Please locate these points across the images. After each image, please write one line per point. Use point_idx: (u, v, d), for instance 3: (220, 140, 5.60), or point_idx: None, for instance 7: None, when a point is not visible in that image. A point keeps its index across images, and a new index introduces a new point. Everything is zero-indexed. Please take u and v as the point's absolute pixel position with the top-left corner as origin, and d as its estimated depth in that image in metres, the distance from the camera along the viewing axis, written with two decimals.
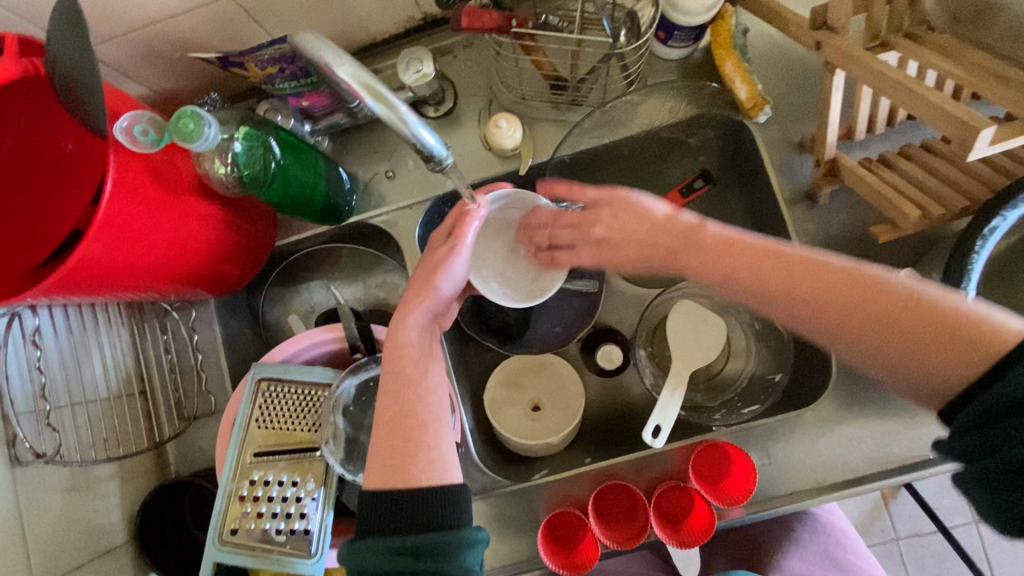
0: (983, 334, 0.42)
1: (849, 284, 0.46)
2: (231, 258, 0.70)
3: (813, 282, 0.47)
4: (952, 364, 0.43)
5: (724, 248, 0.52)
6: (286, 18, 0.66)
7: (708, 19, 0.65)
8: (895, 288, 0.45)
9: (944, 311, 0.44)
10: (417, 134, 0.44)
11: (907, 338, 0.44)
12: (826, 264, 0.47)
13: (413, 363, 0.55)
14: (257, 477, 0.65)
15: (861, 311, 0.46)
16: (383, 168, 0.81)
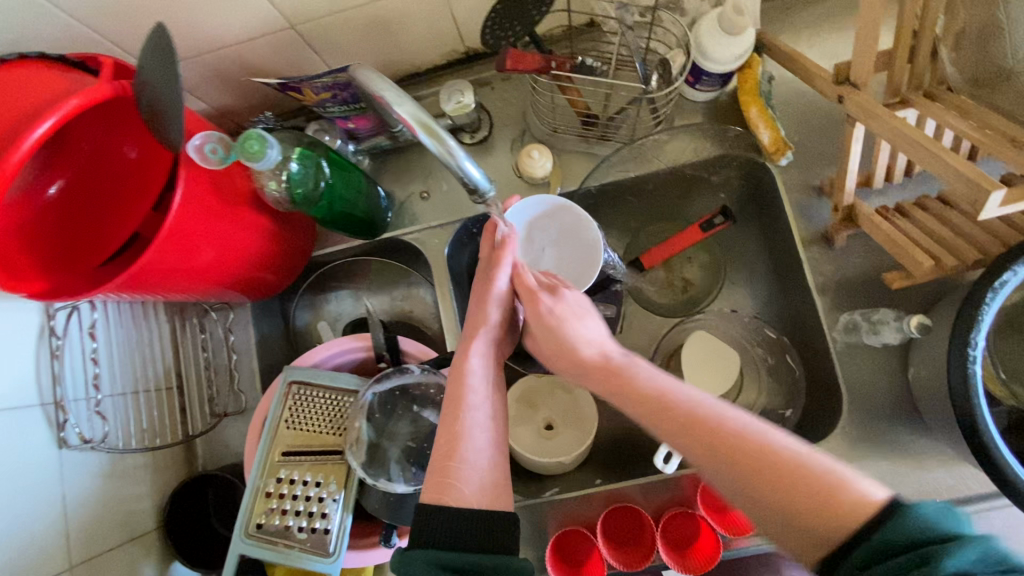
0: (840, 504, 0.41)
1: (719, 436, 0.46)
2: (270, 265, 0.75)
3: (682, 425, 0.48)
4: (802, 527, 0.42)
5: (605, 378, 0.54)
6: (341, 47, 0.72)
7: (736, 66, 0.68)
8: (762, 445, 0.45)
9: (811, 471, 0.43)
10: (464, 167, 0.48)
11: (745, 488, 0.44)
12: (687, 412, 0.48)
13: (467, 392, 0.58)
14: (284, 475, 0.68)
15: (725, 464, 0.46)
16: (419, 188, 0.86)
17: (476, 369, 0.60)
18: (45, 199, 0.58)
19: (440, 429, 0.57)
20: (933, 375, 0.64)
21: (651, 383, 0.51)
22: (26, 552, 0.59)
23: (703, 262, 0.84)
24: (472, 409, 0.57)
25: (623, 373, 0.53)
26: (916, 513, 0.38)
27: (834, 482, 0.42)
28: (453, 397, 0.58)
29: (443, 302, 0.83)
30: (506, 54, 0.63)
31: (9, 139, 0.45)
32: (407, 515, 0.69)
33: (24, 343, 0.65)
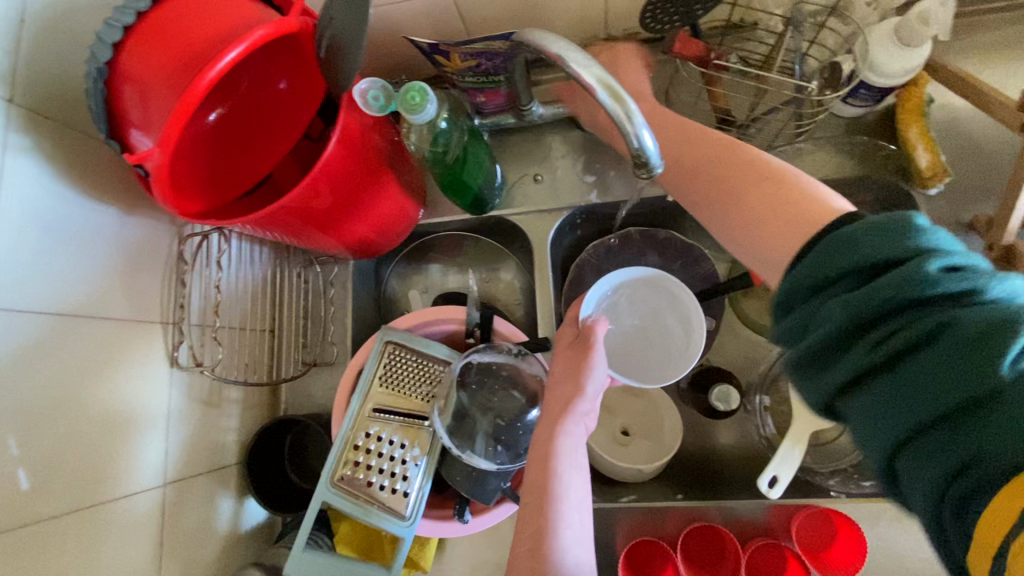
0: (815, 211, 0.48)
1: (769, 182, 0.53)
2: (382, 226, 0.76)
3: (756, 207, 0.53)
4: (782, 246, 0.49)
5: (719, 170, 0.58)
6: (487, 19, 0.72)
7: (902, 81, 0.65)
8: (765, 174, 0.54)
9: (814, 200, 0.49)
10: (640, 136, 0.46)
11: (777, 238, 0.49)
12: (793, 181, 0.52)
13: (557, 471, 0.56)
14: (372, 431, 0.68)
15: (733, 180, 0.56)
16: (531, 171, 0.85)
17: (567, 446, 0.58)
18: (206, 125, 0.60)
19: (524, 509, 0.56)
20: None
21: (714, 145, 0.60)
22: (131, 462, 0.62)
23: None
24: (564, 493, 0.55)
25: (731, 167, 0.57)
26: (882, 261, 0.39)
27: (817, 212, 0.48)
28: (539, 485, 0.56)
29: (541, 288, 0.82)
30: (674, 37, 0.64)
31: (202, 60, 0.46)
32: (487, 494, 0.68)
33: (155, 264, 0.67)
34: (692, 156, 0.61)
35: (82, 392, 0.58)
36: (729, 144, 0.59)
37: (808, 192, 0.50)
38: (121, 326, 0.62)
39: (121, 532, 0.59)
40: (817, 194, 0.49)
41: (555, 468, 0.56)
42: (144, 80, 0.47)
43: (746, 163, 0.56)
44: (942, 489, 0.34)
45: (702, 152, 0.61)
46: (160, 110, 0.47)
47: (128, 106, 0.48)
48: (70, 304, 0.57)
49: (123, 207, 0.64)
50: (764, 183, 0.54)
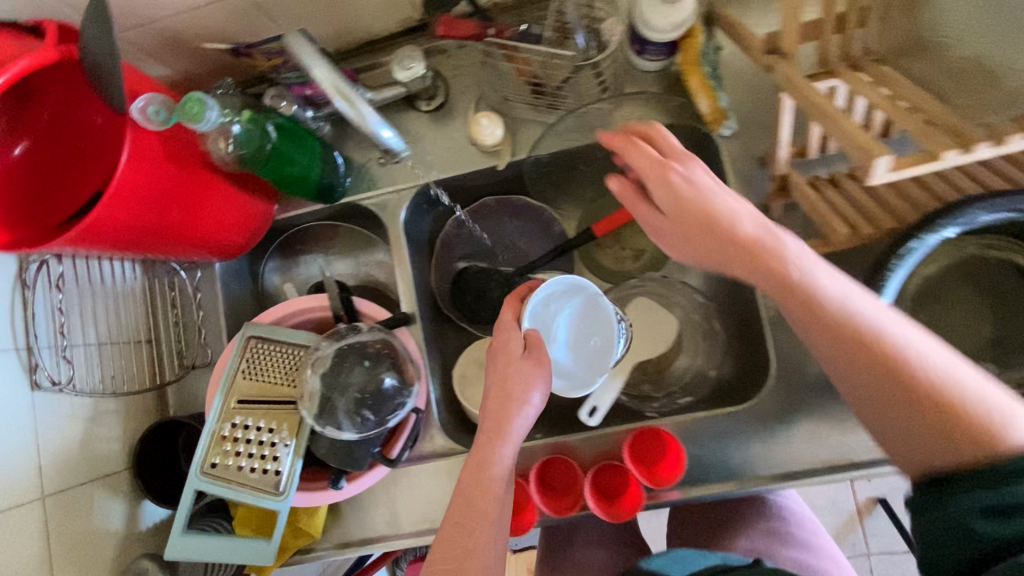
0: (983, 432, 0.41)
1: (873, 346, 0.44)
2: (232, 227, 0.80)
3: (858, 356, 0.45)
4: (931, 450, 0.43)
5: (804, 305, 0.46)
6: (291, 14, 0.73)
7: (675, 35, 0.69)
8: (735, 235, 0.48)
9: (969, 412, 0.42)
10: (379, 132, 0.66)
11: (935, 440, 0.43)
12: (874, 335, 0.44)
13: (494, 483, 0.56)
14: (238, 420, 0.74)
15: (715, 235, 0.49)
16: (377, 154, 0.88)
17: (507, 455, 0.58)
18: (10, 160, 0.62)
19: (450, 518, 0.55)
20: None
21: (694, 185, 0.50)
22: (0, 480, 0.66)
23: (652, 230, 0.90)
24: (495, 501, 0.55)
25: (810, 297, 0.46)
26: None
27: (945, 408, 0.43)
28: (471, 493, 0.56)
29: (399, 266, 0.87)
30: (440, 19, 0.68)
31: None
32: (358, 462, 0.74)
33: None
34: (697, 245, 0.51)
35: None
36: (737, 239, 0.48)
37: (977, 402, 0.42)
38: None
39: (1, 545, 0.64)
40: (947, 377, 0.43)
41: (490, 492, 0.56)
42: None
43: (840, 307, 0.45)
44: None
45: (722, 250, 0.49)
46: None
47: None
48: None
49: None
50: (816, 293, 0.46)
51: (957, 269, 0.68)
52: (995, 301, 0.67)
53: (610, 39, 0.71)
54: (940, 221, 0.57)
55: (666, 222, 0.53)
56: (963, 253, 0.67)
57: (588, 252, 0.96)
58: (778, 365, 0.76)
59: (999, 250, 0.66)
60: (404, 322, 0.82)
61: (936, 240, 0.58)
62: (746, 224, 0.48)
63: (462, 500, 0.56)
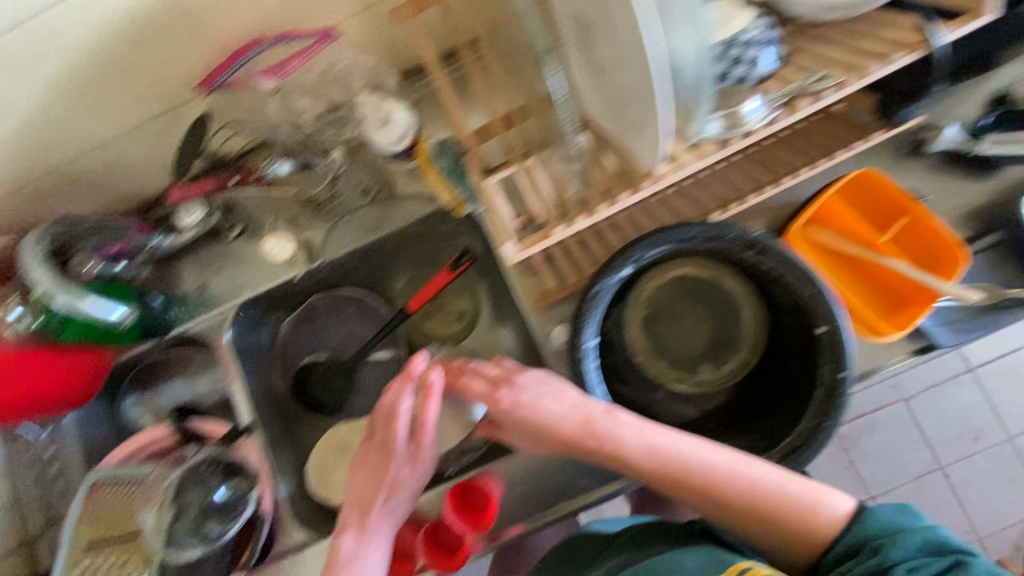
0: (817, 519, 0.58)
1: (710, 486, 0.61)
2: (72, 381, 0.88)
3: (708, 499, 0.61)
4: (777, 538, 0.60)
5: (648, 468, 0.63)
6: (80, 191, 0.85)
7: (401, 146, 0.79)
8: (648, 471, 0.63)
9: (796, 507, 0.59)
10: (95, 310, 0.83)
11: (778, 530, 0.60)
12: (725, 477, 0.61)
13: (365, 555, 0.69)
14: (88, 564, 0.82)
15: (603, 457, 0.65)
16: (197, 284, 0.98)
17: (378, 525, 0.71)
18: None
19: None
20: (609, 368, 0.77)
21: (538, 417, 0.67)
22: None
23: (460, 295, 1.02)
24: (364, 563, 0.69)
25: (657, 465, 0.63)
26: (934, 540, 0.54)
27: (789, 512, 0.59)
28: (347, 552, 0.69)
29: (234, 380, 0.94)
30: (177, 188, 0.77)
31: None
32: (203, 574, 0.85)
33: None
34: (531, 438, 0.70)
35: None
36: (580, 439, 0.66)
37: (782, 485, 0.59)
38: None
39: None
40: (783, 490, 0.59)
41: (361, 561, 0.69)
42: None
43: (687, 469, 0.62)
44: None
45: (554, 441, 0.68)
46: None
47: None
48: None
49: None
50: (620, 456, 0.64)
51: (682, 285, 0.78)
52: (715, 309, 0.78)
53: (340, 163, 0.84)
54: (614, 266, 0.69)
55: (521, 440, 0.73)
56: (682, 271, 0.77)
57: (418, 322, 1.06)
58: None
59: (705, 266, 0.76)
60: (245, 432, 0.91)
61: (617, 279, 0.70)
62: (572, 420, 0.66)
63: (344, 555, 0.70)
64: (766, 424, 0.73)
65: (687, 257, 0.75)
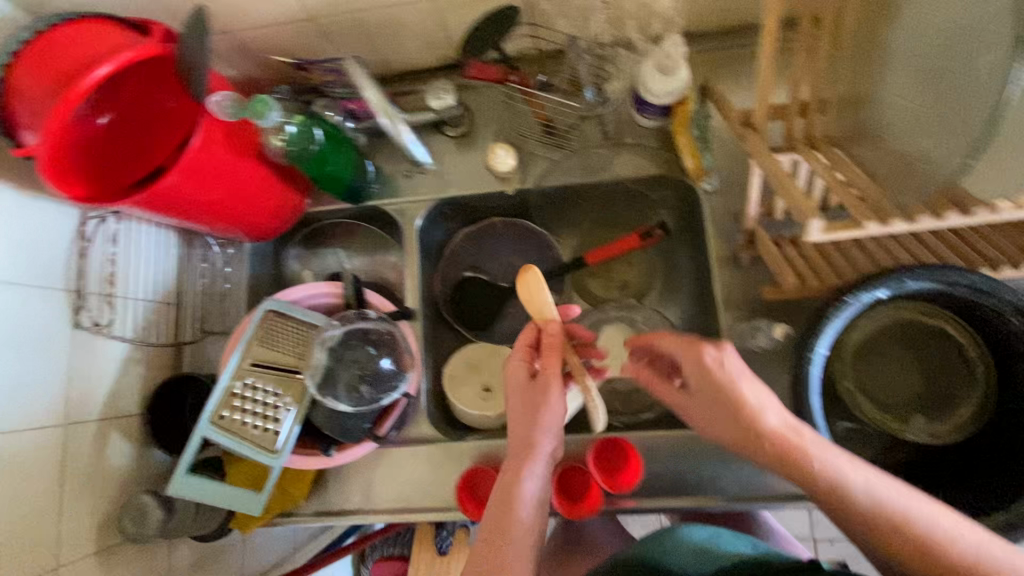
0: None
1: (748, 417, 0.55)
2: (263, 210, 0.88)
3: (729, 408, 0.56)
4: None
5: (760, 443, 0.56)
6: (345, 44, 0.87)
7: (669, 101, 0.81)
8: (881, 522, 0.53)
9: (939, 537, 0.51)
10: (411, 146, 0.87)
11: (870, 510, 0.53)
12: (812, 463, 0.54)
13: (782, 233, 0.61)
14: (250, 380, 0.83)
15: (889, 527, 0.52)
16: (403, 167, 1.01)
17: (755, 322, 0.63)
18: (94, 127, 0.70)
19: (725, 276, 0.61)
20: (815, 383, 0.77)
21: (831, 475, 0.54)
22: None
23: (641, 267, 1.03)
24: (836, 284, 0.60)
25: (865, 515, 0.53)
26: None
27: (827, 482, 0.54)
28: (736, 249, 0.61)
29: (409, 266, 0.98)
30: (472, 64, 0.78)
31: (73, 75, 0.58)
32: (350, 433, 0.84)
33: (60, 241, 0.78)
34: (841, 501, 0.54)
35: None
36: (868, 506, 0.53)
37: (969, 571, 0.49)
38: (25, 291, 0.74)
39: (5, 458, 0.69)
40: None
41: (532, 453, 0.65)
42: (27, 89, 0.59)
43: (895, 543, 0.52)
44: None
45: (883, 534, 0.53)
46: (40, 116, 0.59)
47: (17, 110, 0.60)
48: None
49: (23, 188, 0.75)
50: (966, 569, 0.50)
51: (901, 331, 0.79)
52: (921, 363, 0.79)
53: (610, 95, 0.86)
54: (874, 283, 0.67)
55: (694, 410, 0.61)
56: (907, 315, 0.76)
57: (581, 280, 1.03)
58: None
59: (929, 316, 0.75)
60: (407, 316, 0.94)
61: (871, 298, 0.68)
62: (910, 514, 0.52)
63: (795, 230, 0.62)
64: (978, 486, 0.69)
65: (929, 303, 0.74)
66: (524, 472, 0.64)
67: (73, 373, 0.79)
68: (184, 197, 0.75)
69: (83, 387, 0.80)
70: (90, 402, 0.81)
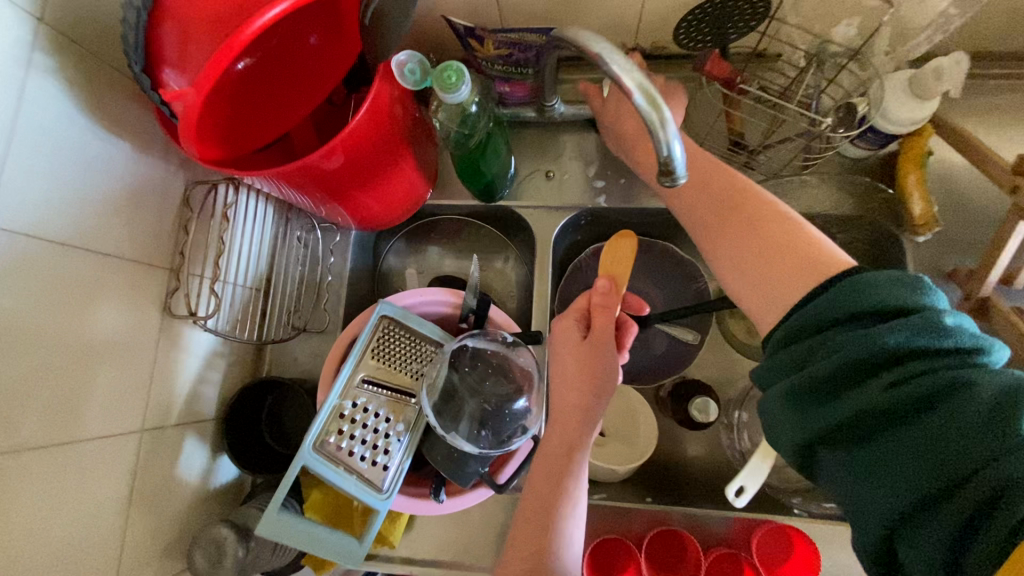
0: (832, 265, 0.49)
1: (739, 203, 0.59)
2: (393, 197, 0.74)
3: (717, 198, 0.61)
4: (798, 293, 0.49)
5: (745, 206, 0.58)
6: (517, 14, 0.73)
7: (908, 131, 0.67)
8: (788, 226, 0.54)
9: (822, 246, 0.51)
10: (670, 143, 0.44)
11: (780, 256, 0.52)
12: (781, 224, 0.55)
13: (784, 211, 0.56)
14: (360, 401, 0.69)
15: (770, 245, 0.54)
16: (544, 168, 0.87)
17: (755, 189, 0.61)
18: (231, 75, 0.57)
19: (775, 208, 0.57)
20: None
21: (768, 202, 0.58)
22: (80, 413, 0.56)
23: None
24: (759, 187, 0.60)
25: (750, 219, 0.58)
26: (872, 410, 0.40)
27: (804, 244, 0.52)
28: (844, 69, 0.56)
29: (539, 282, 0.83)
30: (707, 55, 0.64)
31: (249, 6, 0.46)
32: (466, 476, 0.68)
33: (163, 209, 0.65)
34: (762, 264, 0.53)
35: (44, 316, 0.53)
36: (764, 220, 0.57)
37: (810, 250, 0.51)
38: (120, 267, 0.60)
39: (79, 473, 0.56)
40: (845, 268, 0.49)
41: (568, 484, 0.59)
42: (188, 14, 0.46)
43: (750, 229, 0.56)
44: (907, 488, 0.38)
45: (771, 237, 0.54)
46: (199, 52, 0.46)
47: (165, 41, 0.47)
48: (40, 224, 0.52)
49: (129, 140, 0.61)
50: (787, 280, 0.50)
51: None
52: None
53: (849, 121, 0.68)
54: None
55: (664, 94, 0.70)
56: None
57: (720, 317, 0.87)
58: None
59: None
60: (533, 342, 0.75)
61: None
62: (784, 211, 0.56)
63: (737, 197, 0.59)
64: None
65: None
66: (576, 458, 0.61)
67: (157, 368, 0.65)
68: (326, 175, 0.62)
69: (164, 385, 0.66)
70: (169, 404, 0.67)
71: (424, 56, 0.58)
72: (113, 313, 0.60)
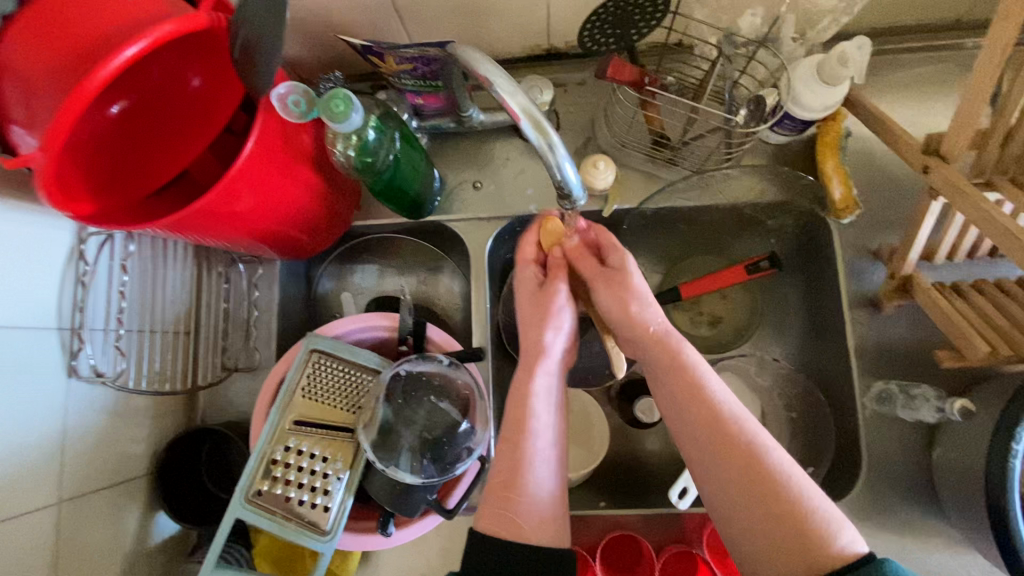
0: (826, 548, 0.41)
1: (685, 381, 0.50)
2: (310, 228, 0.70)
3: (684, 392, 0.49)
4: (782, 552, 0.42)
5: (706, 417, 0.48)
6: (421, 24, 0.70)
7: (823, 115, 0.66)
8: (744, 453, 0.45)
9: (803, 509, 0.43)
10: (562, 166, 0.51)
11: (760, 518, 0.43)
12: (748, 441, 0.46)
13: (703, 380, 0.49)
14: (293, 444, 0.66)
15: (738, 486, 0.45)
16: (472, 177, 0.85)
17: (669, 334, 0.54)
18: (106, 119, 0.53)
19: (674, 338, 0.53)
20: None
21: (705, 382, 0.49)
22: None
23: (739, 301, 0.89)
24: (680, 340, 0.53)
25: (698, 389, 0.49)
26: None
27: (778, 482, 0.44)
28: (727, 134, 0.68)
29: (476, 294, 0.80)
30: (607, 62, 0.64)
31: (92, 55, 0.42)
32: (413, 508, 0.66)
33: (51, 265, 0.61)
34: (742, 501, 0.44)
35: None
36: (720, 417, 0.47)
37: (794, 518, 0.42)
38: (9, 335, 0.56)
39: None
40: (823, 524, 0.42)
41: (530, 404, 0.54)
42: (26, 67, 0.43)
43: (713, 426, 0.47)
44: None
45: (733, 466, 0.45)
46: (44, 107, 0.43)
47: (5, 95, 0.44)
48: None
49: (1, 196, 0.56)
50: (768, 508, 0.43)
51: None
52: None
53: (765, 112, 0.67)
54: None
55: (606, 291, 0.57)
56: None
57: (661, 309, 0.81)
58: (871, 466, 0.72)
59: None
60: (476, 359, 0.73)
61: None
62: (716, 392, 0.49)
63: (682, 389, 0.50)
64: None
65: None
66: (538, 372, 0.56)
67: (67, 434, 0.61)
68: (226, 220, 0.58)
69: (77, 451, 0.62)
70: (86, 469, 0.63)
71: (306, 86, 0.58)
72: (8, 386, 0.55)
